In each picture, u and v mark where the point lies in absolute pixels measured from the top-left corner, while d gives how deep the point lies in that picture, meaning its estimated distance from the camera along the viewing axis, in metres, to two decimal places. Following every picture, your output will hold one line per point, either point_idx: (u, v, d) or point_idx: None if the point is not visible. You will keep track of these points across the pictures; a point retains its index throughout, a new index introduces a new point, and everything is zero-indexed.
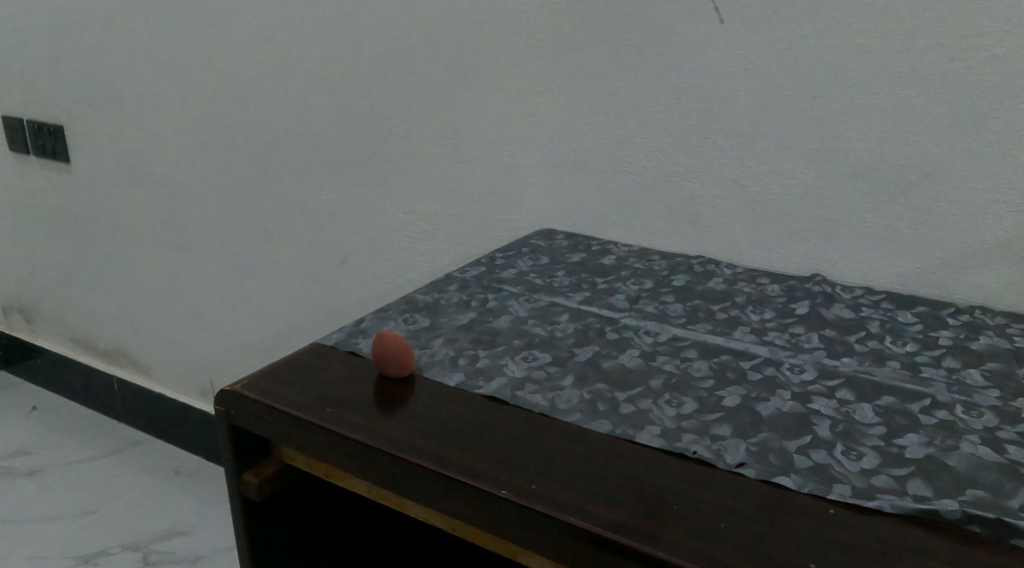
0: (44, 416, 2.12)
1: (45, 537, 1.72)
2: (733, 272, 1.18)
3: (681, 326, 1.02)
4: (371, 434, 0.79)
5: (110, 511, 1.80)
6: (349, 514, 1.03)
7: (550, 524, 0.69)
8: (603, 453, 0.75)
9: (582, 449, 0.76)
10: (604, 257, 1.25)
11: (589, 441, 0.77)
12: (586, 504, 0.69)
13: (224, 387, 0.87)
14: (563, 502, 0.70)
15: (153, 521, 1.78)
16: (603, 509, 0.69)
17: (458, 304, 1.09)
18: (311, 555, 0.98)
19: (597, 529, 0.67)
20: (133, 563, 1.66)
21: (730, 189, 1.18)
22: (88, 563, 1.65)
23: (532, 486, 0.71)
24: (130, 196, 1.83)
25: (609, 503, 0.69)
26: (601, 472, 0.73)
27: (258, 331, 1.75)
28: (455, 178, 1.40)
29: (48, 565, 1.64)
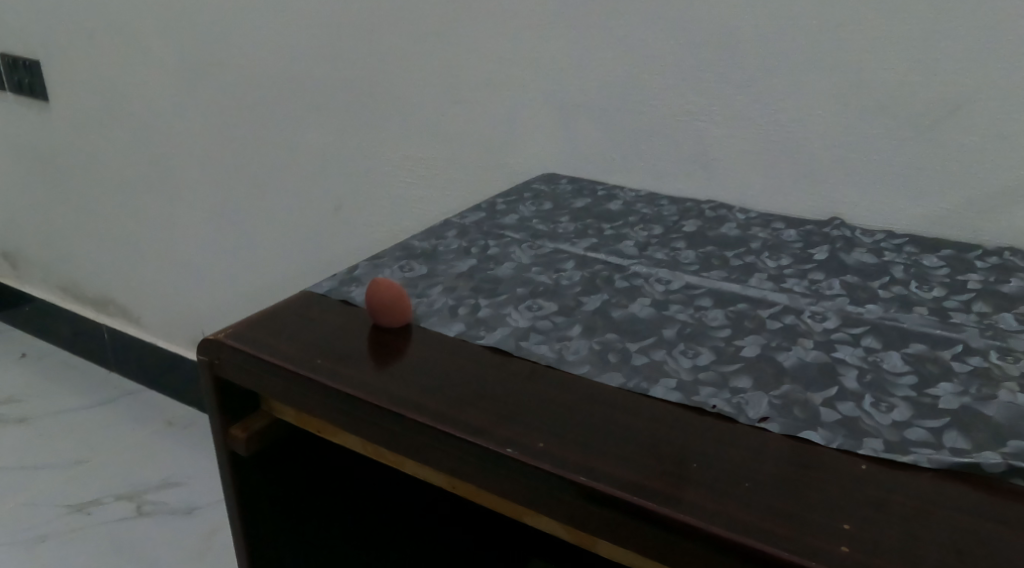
0: (33, 365, 2.07)
1: (36, 487, 1.69)
2: (747, 217, 1.12)
3: (694, 273, 0.96)
4: (364, 388, 0.74)
5: (101, 460, 1.76)
6: (347, 470, 0.98)
7: (557, 484, 0.64)
8: (615, 408, 0.70)
9: (592, 404, 0.71)
10: (610, 202, 1.19)
11: (599, 395, 0.72)
12: (597, 463, 0.64)
13: (208, 337, 0.82)
14: (572, 461, 0.64)
15: (146, 471, 1.74)
16: (616, 468, 0.64)
17: (457, 251, 1.03)
18: (307, 512, 0.94)
19: (608, 490, 0.62)
20: (125, 514, 1.63)
21: (743, 129, 1.12)
22: (81, 511, 1.63)
23: (538, 443, 0.66)
24: (116, 140, 1.76)
25: (622, 462, 0.64)
26: (612, 428, 0.67)
27: (250, 281, 1.70)
28: (452, 120, 1.33)
29: (39, 514, 1.62)
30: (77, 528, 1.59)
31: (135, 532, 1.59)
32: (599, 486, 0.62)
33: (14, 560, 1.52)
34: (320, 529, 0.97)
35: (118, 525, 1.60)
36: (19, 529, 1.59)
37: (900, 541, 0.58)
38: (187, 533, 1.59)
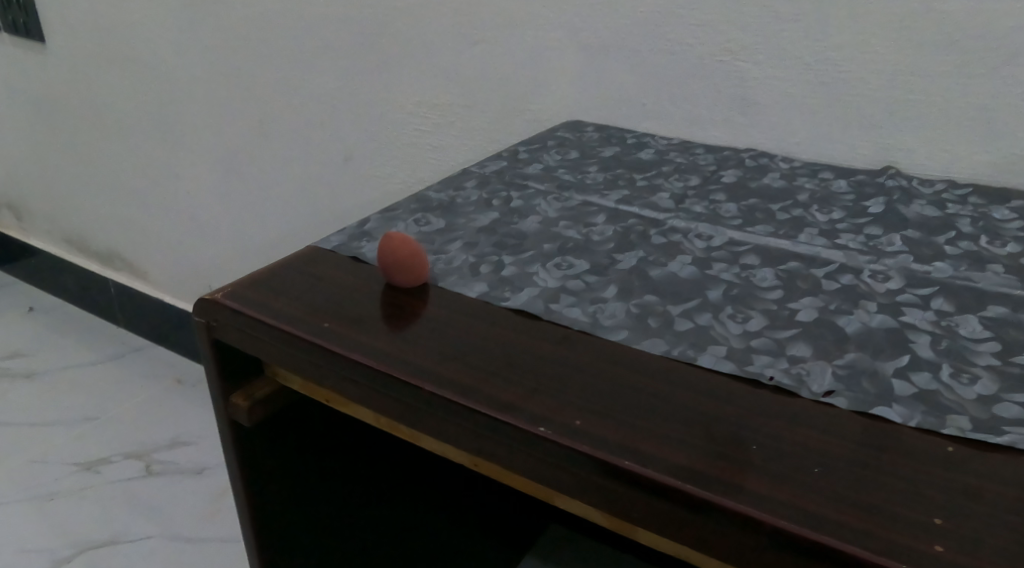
0: (41, 317, 2.01)
1: (43, 444, 1.64)
2: (791, 166, 1.03)
3: (737, 228, 0.88)
4: (376, 356, 0.66)
5: (110, 417, 1.70)
6: (362, 438, 0.91)
7: (598, 469, 0.56)
8: (659, 382, 0.62)
9: (634, 377, 0.63)
10: (641, 151, 1.10)
11: (640, 367, 0.64)
12: (644, 446, 0.56)
13: (204, 296, 0.74)
14: (615, 443, 0.57)
15: (156, 429, 1.68)
16: (665, 452, 0.56)
17: (477, 202, 0.95)
18: (318, 484, 0.87)
19: (658, 476, 0.54)
20: (135, 472, 1.57)
21: (788, 69, 1.02)
22: (90, 470, 1.57)
23: (575, 421, 0.58)
24: (116, 85, 1.68)
25: (672, 445, 0.56)
26: (659, 405, 0.60)
27: (256, 235, 1.62)
28: (469, 64, 1.24)
29: (47, 473, 1.56)
30: (87, 486, 1.54)
31: (146, 491, 1.53)
32: (647, 471, 0.55)
33: (23, 518, 1.47)
34: (333, 503, 0.90)
35: (128, 484, 1.55)
36: (28, 487, 1.53)
37: (1003, 538, 0.50)
38: (198, 493, 1.53)
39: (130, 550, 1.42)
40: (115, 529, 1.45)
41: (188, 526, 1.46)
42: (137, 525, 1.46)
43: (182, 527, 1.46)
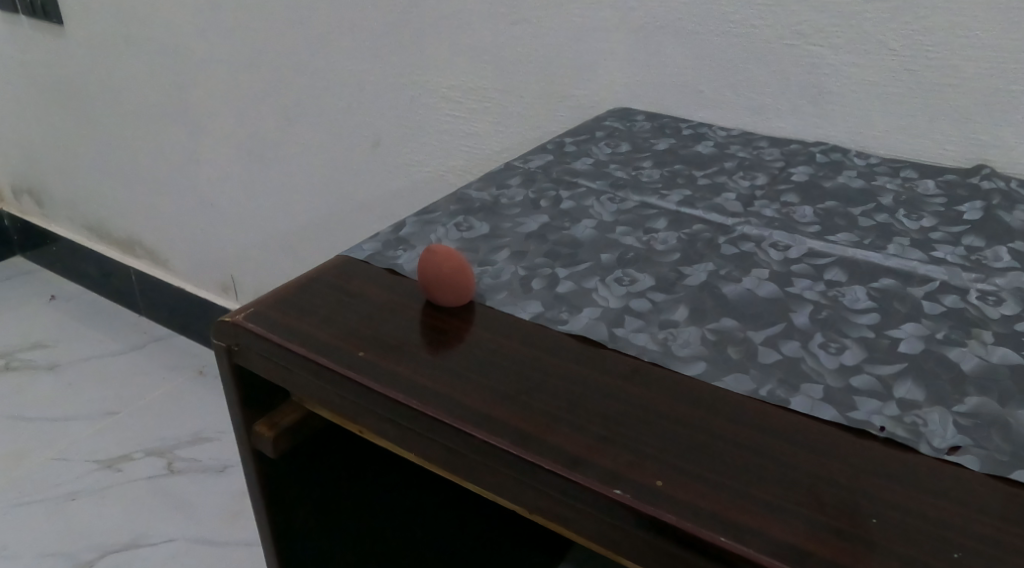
0: (62, 306, 1.95)
1: (64, 439, 1.57)
2: (869, 163, 0.93)
3: (816, 236, 0.78)
4: (418, 392, 0.58)
5: (132, 411, 1.64)
6: (403, 465, 0.83)
7: (682, 542, 0.48)
8: (747, 428, 0.54)
9: (719, 421, 0.54)
10: (699, 143, 1.00)
11: (724, 409, 0.55)
12: (738, 516, 0.48)
13: (224, 318, 0.67)
14: (702, 510, 0.48)
15: (178, 424, 1.61)
16: (764, 525, 0.48)
17: (523, 203, 0.86)
18: (351, 517, 0.80)
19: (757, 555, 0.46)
20: (157, 470, 1.50)
21: (867, 54, 0.93)
22: (110, 468, 1.51)
23: (653, 480, 0.50)
24: (134, 66, 1.60)
25: (772, 515, 0.48)
26: (751, 460, 0.51)
27: (280, 223, 1.54)
28: (508, 45, 1.15)
29: (68, 471, 1.50)
30: (108, 485, 1.47)
31: (168, 490, 1.47)
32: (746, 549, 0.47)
33: (43, 519, 1.41)
34: (371, 536, 0.83)
35: (150, 482, 1.48)
36: (48, 486, 1.47)
37: None
38: (222, 493, 1.46)
39: (152, 554, 1.35)
40: (137, 531, 1.39)
41: (212, 528, 1.40)
42: (158, 526, 1.40)
43: (205, 529, 1.39)
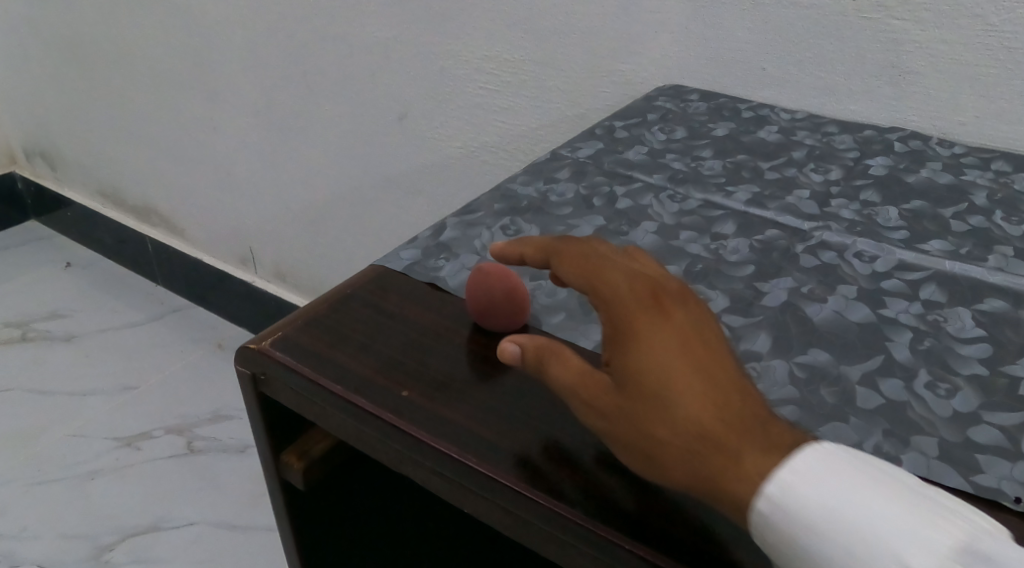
0: (79, 272, 1.85)
1: (82, 413, 1.47)
2: (953, 153, 0.84)
3: (906, 244, 0.70)
4: (483, 451, 0.53)
5: (153, 385, 1.53)
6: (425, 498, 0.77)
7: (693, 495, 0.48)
8: (644, 295, 0.52)
9: (604, 295, 0.53)
10: (762, 128, 0.90)
11: (603, 279, 0.53)
12: (666, 434, 0.47)
13: (249, 344, 0.60)
14: (641, 445, 0.48)
15: (198, 400, 1.50)
16: (700, 439, 0.47)
17: (575, 201, 0.77)
18: (373, 540, 0.74)
19: (720, 478, 0.46)
20: (176, 450, 1.40)
21: (958, 30, 0.83)
22: (129, 447, 1.40)
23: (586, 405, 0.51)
24: (146, 24, 1.50)
25: (701, 418, 0.47)
26: (652, 337, 0.49)
27: (301, 197, 1.47)
28: (549, 12, 1.05)
29: (85, 448, 1.39)
30: (126, 464, 1.37)
31: (190, 471, 1.36)
32: (704, 476, 0.46)
33: (60, 499, 1.30)
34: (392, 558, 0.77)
35: (170, 464, 1.37)
36: (65, 463, 1.37)
37: None
38: (246, 474, 1.36)
39: (173, 539, 1.25)
40: (158, 513, 1.29)
41: (232, 511, 1.30)
42: (179, 508, 1.30)
43: (225, 512, 1.30)
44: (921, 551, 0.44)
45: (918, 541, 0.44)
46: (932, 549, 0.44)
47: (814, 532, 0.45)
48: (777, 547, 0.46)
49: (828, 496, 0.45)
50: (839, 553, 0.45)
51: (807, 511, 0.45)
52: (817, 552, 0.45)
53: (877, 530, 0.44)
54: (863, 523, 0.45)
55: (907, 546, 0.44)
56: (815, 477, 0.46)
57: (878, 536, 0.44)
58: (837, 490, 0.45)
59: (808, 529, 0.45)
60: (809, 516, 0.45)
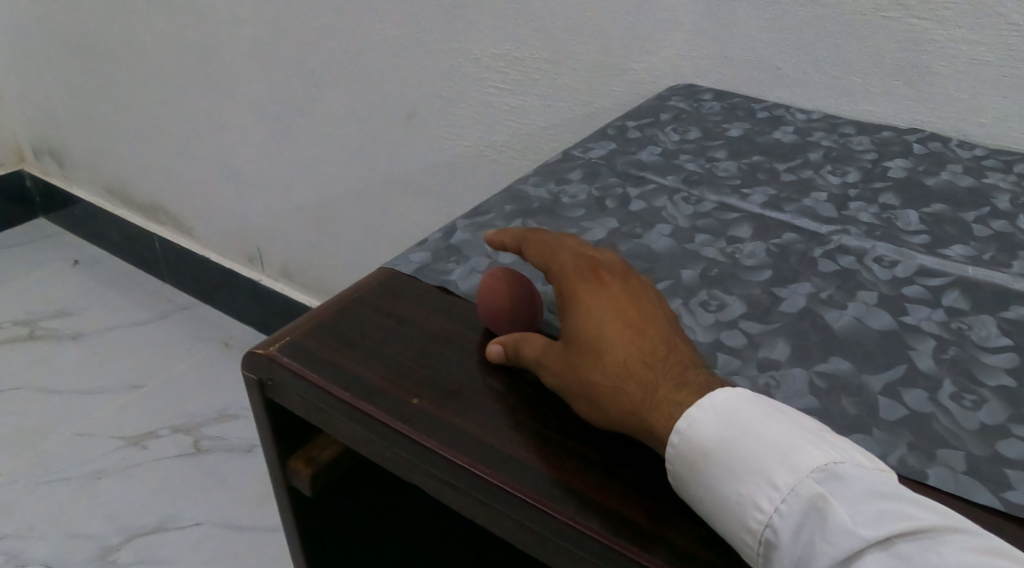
0: (85, 270, 1.84)
1: (89, 412, 1.46)
2: (974, 155, 0.82)
3: (927, 248, 0.68)
4: (494, 463, 0.52)
5: (161, 384, 1.52)
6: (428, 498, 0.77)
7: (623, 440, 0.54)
8: (585, 268, 0.58)
9: (551, 269, 0.59)
10: (777, 129, 0.89)
11: (552, 255, 0.60)
12: (599, 377, 0.53)
13: (256, 348, 0.59)
14: (579, 390, 0.53)
15: (205, 399, 1.49)
16: (627, 379, 0.52)
17: (588, 202, 0.76)
18: (379, 543, 0.74)
19: (644, 410, 0.52)
20: (183, 450, 1.39)
21: (982, 29, 0.82)
22: (136, 446, 1.39)
23: (534, 359, 0.56)
24: (154, 20, 1.49)
25: (627, 360, 0.53)
26: (590, 296, 0.56)
27: (308, 195, 1.45)
28: (562, 9, 1.03)
29: (92, 448, 1.38)
30: (133, 463, 1.36)
31: (198, 471, 1.35)
32: (631, 410, 0.52)
33: (68, 499, 1.30)
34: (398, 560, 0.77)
35: (177, 463, 1.36)
36: (72, 463, 1.36)
37: None
38: (254, 473, 1.35)
39: (180, 539, 1.24)
40: (165, 512, 1.28)
41: (239, 511, 1.29)
42: (188, 508, 1.29)
43: (233, 512, 1.29)
44: (789, 470, 0.48)
45: (790, 462, 0.48)
46: (799, 468, 0.48)
47: (703, 453, 0.50)
48: (674, 471, 0.50)
49: (716, 422, 0.50)
50: (720, 472, 0.49)
51: (699, 437, 0.50)
52: (702, 472, 0.50)
53: (755, 452, 0.49)
54: (745, 448, 0.49)
55: (779, 467, 0.48)
56: (714, 408, 0.51)
57: (757, 459, 0.49)
58: (726, 417, 0.50)
59: (695, 449, 0.50)
60: (699, 438, 0.50)
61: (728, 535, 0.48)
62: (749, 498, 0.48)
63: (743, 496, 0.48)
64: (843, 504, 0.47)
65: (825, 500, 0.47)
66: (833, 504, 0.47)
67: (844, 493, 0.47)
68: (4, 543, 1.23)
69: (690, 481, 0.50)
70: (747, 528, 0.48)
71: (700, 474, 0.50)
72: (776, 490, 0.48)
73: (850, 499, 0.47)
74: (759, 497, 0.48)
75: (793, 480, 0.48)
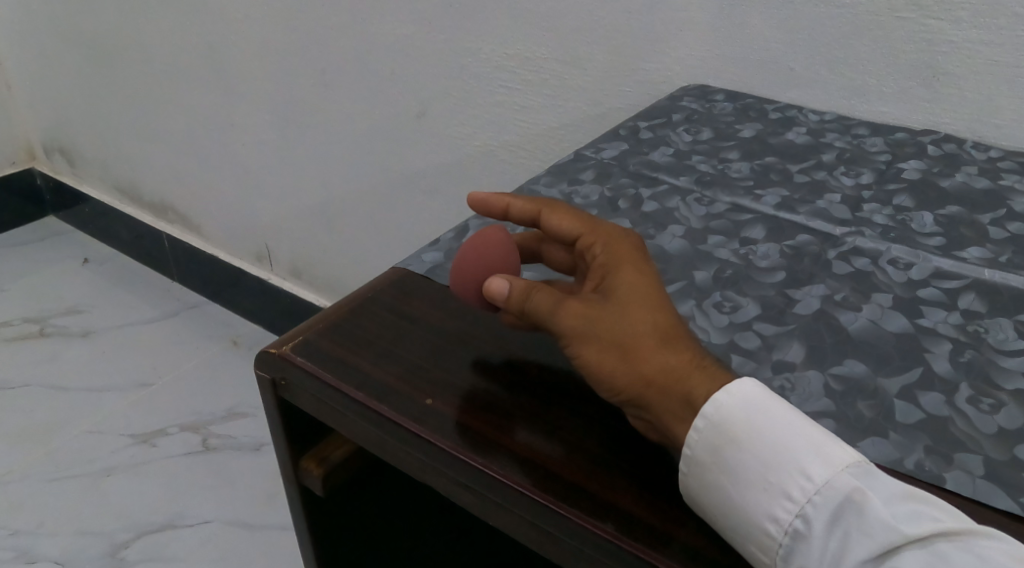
0: (95, 268, 1.84)
1: (99, 409, 1.46)
2: (989, 157, 0.82)
3: (943, 251, 0.68)
4: (508, 463, 0.52)
5: (170, 382, 1.52)
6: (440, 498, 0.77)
7: (635, 409, 0.52)
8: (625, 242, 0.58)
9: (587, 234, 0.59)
10: (790, 130, 0.88)
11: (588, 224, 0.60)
12: (641, 330, 0.52)
13: (268, 348, 0.58)
14: (613, 339, 0.52)
15: (214, 398, 1.49)
16: (667, 339, 0.52)
17: (600, 203, 0.76)
18: (391, 543, 0.73)
19: (684, 381, 0.51)
20: (192, 447, 1.39)
21: (997, 30, 0.81)
22: (145, 444, 1.39)
23: (553, 306, 0.55)
24: (164, 19, 1.49)
25: (669, 325, 0.53)
26: (634, 262, 0.56)
27: (317, 194, 1.45)
28: (572, 9, 1.03)
29: (101, 445, 1.38)
30: (142, 461, 1.36)
31: (207, 469, 1.35)
32: (672, 369, 0.51)
33: (78, 496, 1.30)
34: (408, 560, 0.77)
35: (185, 461, 1.36)
36: (82, 460, 1.36)
37: None
38: (261, 471, 1.35)
39: (188, 536, 1.24)
40: (172, 510, 1.28)
41: (248, 510, 1.29)
42: (197, 506, 1.29)
43: (242, 510, 1.28)
44: (824, 463, 0.48)
45: (823, 456, 0.48)
46: (833, 462, 0.48)
47: (731, 440, 0.50)
48: (699, 457, 0.50)
49: (748, 410, 0.50)
50: (750, 461, 0.49)
51: (729, 423, 0.50)
52: (732, 459, 0.50)
53: (788, 443, 0.49)
54: (778, 438, 0.49)
55: (812, 459, 0.48)
56: (744, 396, 0.50)
57: (790, 450, 0.49)
58: (757, 407, 0.50)
59: (724, 436, 0.50)
60: (730, 426, 0.50)
61: (752, 523, 0.48)
62: (779, 489, 0.48)
63: (773, 486, 0.49)
64: (878, 499, 0.47)
65: (861, 494, 0.47)
66: (871, 498, 0.47)
67: (878, 489, 0.47)
68: (13, 539, 1.23)
69: (716, 469, 0.50)
70: (775, 518, 0.48)
71: (728, 462, 0.50)
72: (808, 482, 0.48)
73: (885, 494, 0.47)
74: (789, 487, 0.48)
75: (827, 473, 0.48)
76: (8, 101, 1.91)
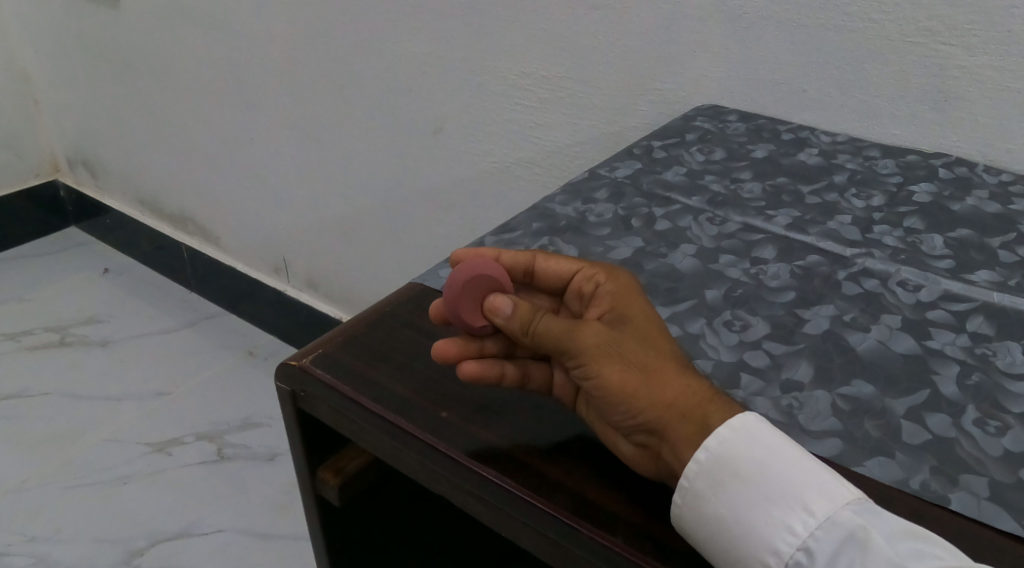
0: (115, 278, 1.87)
1: (116, 418, 1.48)
2: (1000, 181, 0.83)
3: (952, 274, 0.69)
4: (517, 477, 0.53)
5: (186, 392, 1.54)
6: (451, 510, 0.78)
7: (647, 435, 0.53)
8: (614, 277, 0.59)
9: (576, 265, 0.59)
10: (802, 151, 0.89)
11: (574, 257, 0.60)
12: (658, 359, 0.53)
13: (288, 360, 0.60)
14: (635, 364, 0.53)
15: (229, 408, 1.50)
16: (681, 369, 0.54)
17: (614, 221, 0.77)
18: (401, 553, 0.75)
19: (703, 406, 0.53)
20: (208, 456, 1.40)
21: (1009, 55, 0.83)
22: (162, 453, 1.40)
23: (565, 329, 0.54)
24: (188, 34, 1.51)
25: (678, 356, 0.54)
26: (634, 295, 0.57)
27: (334, 207, 1.47)
28: (590, 30, 1.04)
29: (119, 453, 1.40)
30: (159, 470, 1.37)
31: (222, 478, 1.36)
32: (689, 396, 0.53)
33: (94, 503, 1.31)
34: None
35: (201, 470, 1.37)
36: (100, 468, 1.37)
37: None
38: (274, 482, 1.36)
39: (202, 545, 1.26)
40: (188, 519, 1.29)
41: (262, 520, 1.30)
42: (211, 515, 1.30)
43: (255, 520, 1.30)
44: (827, 499, 0.50)
45: (826, 491, 0.50)
46: (835, 498, 0.50)
47: (734, 473, 0.51)
48: (698, 488, 0.51)
49: (752, 445, 0.52)
50: (754, 493, 0.51)
51: (732, 457, 0.52)
52: (734, 490, 0.51)
53: (792, 478, 0.51)
54: (781, 471, 0.51)
55: (816, 494, 0.50)
56: (746, 429, 0.52)
57: (792, 483, 0.51)
58: (760, 442, 0.52)
59: (728, 469, 0.52)
60: (733, 458, 0.52)
61: (755, 553, 0.50)
62: (782, 521, 0.51)
63: (775, 519, 0.51)
64: (880, 535, 0.48)
65: (864, 531, 0.49)
66: (872, 536, 0.48)
67: (880, 525, 0.49)
68: (31, 546, 1.24)
69: (718, 499, 0.51)
70: (778, 550, 0.50)
71: (730, 493, 0.51)
72: (811, 516, 0.50)
73: (887, 531, 0.49)
74: (792, 521, 0.50)
75: (830, 508, 0.50)
76: (33, 113, 1.93)
